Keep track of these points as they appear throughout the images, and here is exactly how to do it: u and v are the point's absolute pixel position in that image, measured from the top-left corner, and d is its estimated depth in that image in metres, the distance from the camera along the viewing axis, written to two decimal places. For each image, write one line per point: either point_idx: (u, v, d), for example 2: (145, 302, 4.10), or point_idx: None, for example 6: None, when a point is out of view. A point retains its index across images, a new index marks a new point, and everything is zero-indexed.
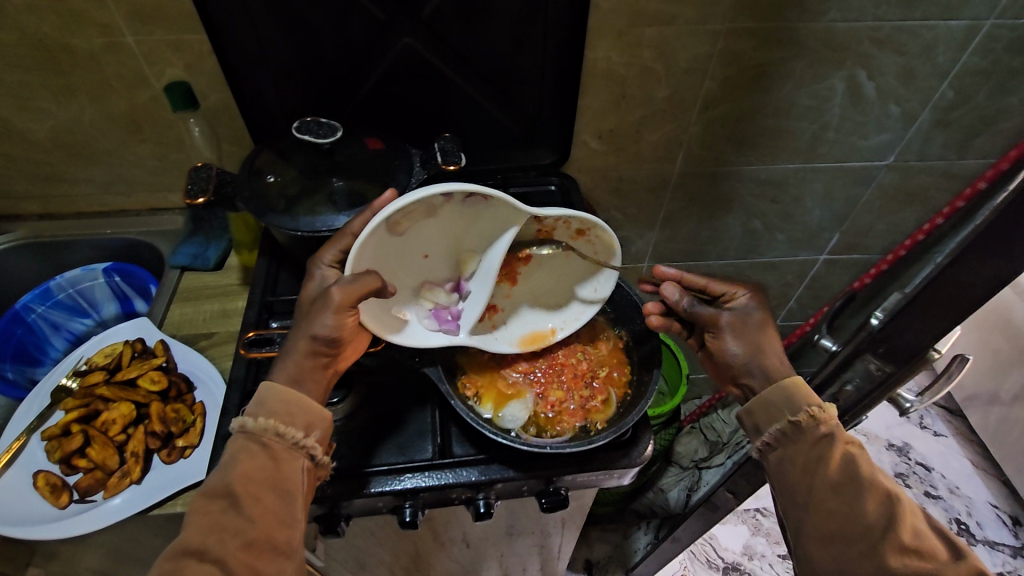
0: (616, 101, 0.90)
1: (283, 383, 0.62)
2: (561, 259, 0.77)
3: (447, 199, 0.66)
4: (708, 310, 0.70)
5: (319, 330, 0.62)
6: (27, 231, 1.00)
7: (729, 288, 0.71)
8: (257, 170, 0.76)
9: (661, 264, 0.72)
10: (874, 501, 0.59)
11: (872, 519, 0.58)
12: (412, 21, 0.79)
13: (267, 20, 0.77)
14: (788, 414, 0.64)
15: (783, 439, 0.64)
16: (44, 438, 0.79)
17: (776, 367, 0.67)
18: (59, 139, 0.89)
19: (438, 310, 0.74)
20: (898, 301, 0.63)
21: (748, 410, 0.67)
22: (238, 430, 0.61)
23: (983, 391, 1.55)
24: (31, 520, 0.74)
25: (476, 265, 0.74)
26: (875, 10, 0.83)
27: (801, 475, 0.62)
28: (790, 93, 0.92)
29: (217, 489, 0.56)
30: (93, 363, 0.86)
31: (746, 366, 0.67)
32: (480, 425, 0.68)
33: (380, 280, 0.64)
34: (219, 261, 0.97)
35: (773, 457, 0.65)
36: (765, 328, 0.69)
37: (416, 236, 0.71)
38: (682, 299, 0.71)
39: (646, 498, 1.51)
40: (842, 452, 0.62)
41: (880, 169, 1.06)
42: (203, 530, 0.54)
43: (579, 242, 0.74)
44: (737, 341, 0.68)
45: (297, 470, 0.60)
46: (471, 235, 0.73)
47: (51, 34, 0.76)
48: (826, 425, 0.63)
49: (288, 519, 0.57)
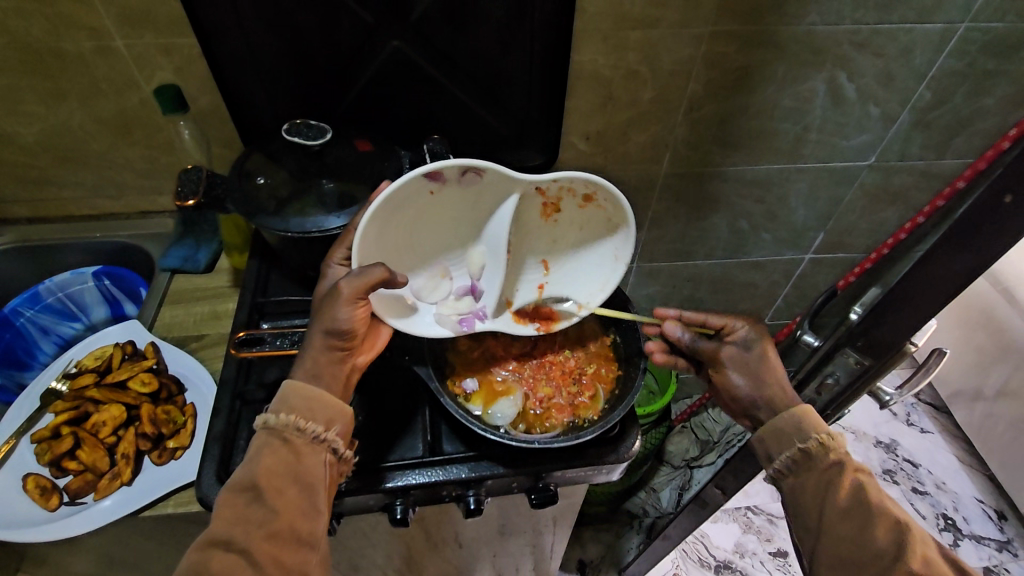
0: (603, 103, 0.92)
1: (304, 380, 0.63)
2: (574, 235, 0.75)
3: (442, 184, 0.67)
4: (707, 346, 0.72)
5: (335, 324, 0.63)
6: (15, 235, 1.00)
7: (728, 321, 0.71)
8: (247, 172, 0.77)
9: (661, 307, 0.75)
10: (884, 528, 0.60)
11: (884, 547, 0.59)
12: (401, 24, 0.80)
13: (256, 24, 0.78)
14: (798, 441, 0.64)
15: (794, 467, 0.64)
16: (34, 441, 0.79)
17: (780, 399, 0.67)
18: (49, 143, 0.89)
19: (461, 315, 0.75)
20: (877, 298, 0.66)
21: (759, 438, 0.67)
22: (261, 427, 0.61)
23: (967, 387, 1.57)
24: (19, 523, 0.74)
25: (488, 260, 0.74)
26: (854, 13, 0.85)
27: (813, 500, 0.63)
28: (773, 94, 0.93)
29: (243, 482, 0.57)
30: (83, 366, 0.86)
31: (752, 399, 0.69)
32: (469, 422, 0.69)
33: (386, 270, 0.63)
34: (209, 264, 0.98)
35: (786, 485, 0.65)
36: (767, 355, 0.69)
37: (420, 235, 0.72)
38: (683, 335, 0.72)
39: (637, 497, 1.54)
40: (853, 479, 0.62)
41: (861, 169, 1.08)
42: (229, 521, 0.55)
43: (589, 211, 0.72)
44: (738, 373, 0.69)
45: (318, 463, 0.60)
46: (474, 227, 0.74)
47: (40, 38, 0.77)
48: (836, 452, 0.63)
49: (311, 510, 0.58)
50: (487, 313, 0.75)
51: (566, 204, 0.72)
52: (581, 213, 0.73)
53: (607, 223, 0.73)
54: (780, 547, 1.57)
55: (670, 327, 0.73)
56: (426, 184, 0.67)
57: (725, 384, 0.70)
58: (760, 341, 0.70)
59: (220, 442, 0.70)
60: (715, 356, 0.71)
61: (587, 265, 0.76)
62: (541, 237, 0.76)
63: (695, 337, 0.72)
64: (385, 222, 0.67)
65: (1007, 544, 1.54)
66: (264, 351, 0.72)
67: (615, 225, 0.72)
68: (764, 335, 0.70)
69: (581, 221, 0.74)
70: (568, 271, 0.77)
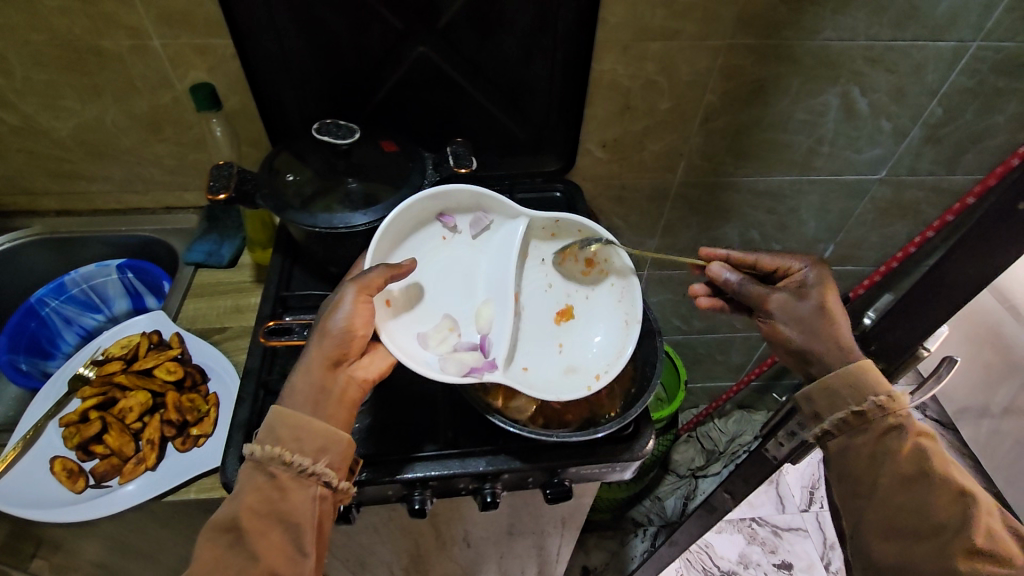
0: (620, 111, 0.94)
1: (292, 407, 0.62)
2: (583, 307, 0.82)
3: (454, 229, 0.82)
4: (756, 289, 0.70)
5: (329, 326, 0.66)
6: (43, 226, 1.02)
7: (787, 263, 0.72)
8: (276, 170, 0.79)
9: (707, 247, 0.77)
10: (945, 499, 0.60)
11: (945, 515, 0.60)
12: (428, 31, 0.83)
13: (289, 27, 0.80)
14: (852, 404, 0.63)
15: (848, 428, 0.64)
16: (62, 425, 0.81)
17: (833, 359, 0.64)
18: (82, 138, 0.92)
19: (468, 366, 0.73)
20: (890, 303, 0.69)
21: (807, 396, 0.66)
22: (247, 458, 0.61)
23: (974, 404, 1.58)
24: (46, 504, 0.76)
25: (495, 310, 0.78)
26: (868, 30, 0.87)
27: (868, 465, 0.63)
28: (787, 108, 0.96)
29: (224, 521, 0.57)
30: (111, 353, 0.88)
31: (802, 349, 0.66)
32: (491, 415, 0.71)
33: (384, 269, 0.69)
34: (232, 259, 0.99)
35: (834, 444, 0.65)
36: (825, 302, 0.67)
37: (433, 285, 0.80)
38: (730, 277, 0.72)
39: (642, 505, 1.58)
40: (913, 445, 0.62)
41: (872, 183, 1.10)
42: (208, 564, 0.55)
43: (590, 278, 0.83)
44: (790, 320, 0.67)
45: (305, 499, 0.60)
46: (484, 287, 0.81)
47: (80, 35, 0.79)
48: (894, 415, 0.61)
49: (295, 552, 0.58)
50: (498, 366, 0.73)
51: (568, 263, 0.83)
52: (585, 281, 0.83)
53: (610, 289, 0.81)
54: (784, 559, 1.57)
55: (716, 269, 0.73)
56: (440, 228, 0.82)
57: (777, 327, 0.67)
58: (819, 285, 0.68)
59: (244, 430, 0.72)
60: (765, 300, 0.69)
61: (593, 329, 0.80)
62: (549, 306, 0.82)
63: (745, 280, 0.70)
64: (399, 254, 0.79)
65: None
66: (292, 341, 0.74)
67: (619, 283, 0.80)
68: (826, 281, 0.68)
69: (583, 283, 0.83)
70: (579, 343, 0.80)
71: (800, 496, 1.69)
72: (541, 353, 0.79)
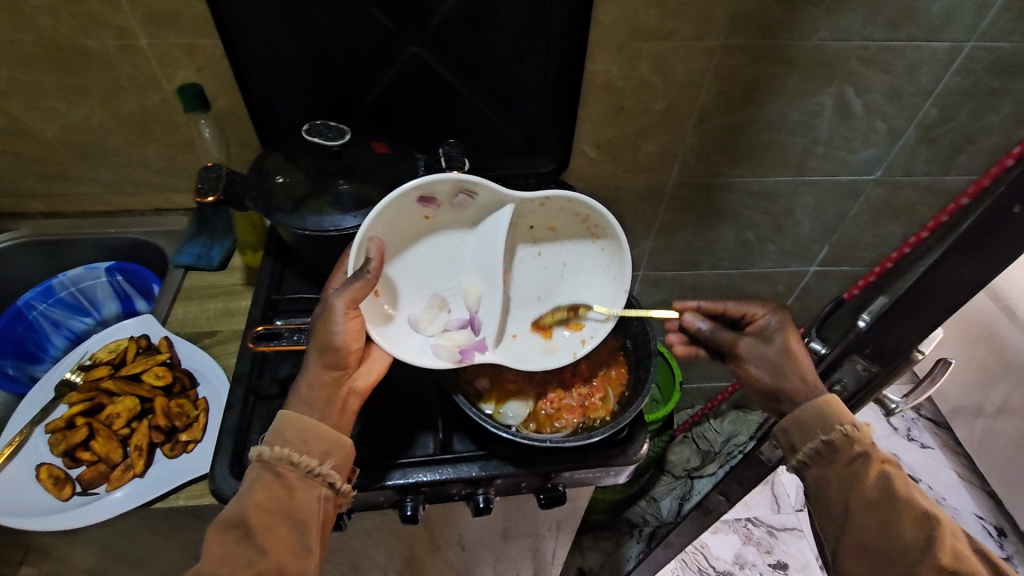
0: (614, 112, 0.93)
1: (298, 410, 0.63)
2: (570, 264, 0.79)
3: (436, 205, 0.74)
4: (727, 335, 0.76)
5: (330, 342, 0.64)
6: (31, 228, 1.01)
7: (751, 309, 0.76)
8: (266, 171, 0.78)
9: (680, 299, 0.79)
10: (910, 522, 0.62)
11: (910, 538, 0.62)
12: (420, 31, 0.82)
13: (278, 27, 0.79)
14: (821, 434, 0.66)
15: (819, 458, 0.67)
16: (48, 431, 0.80)
17: (800, 393, 0.70)
18: (69, 139, 0.90)
19: (460, 347, 0.73)
20: (885, 305, 0.67)
21: (783, 430, 0.69)
22: (255, 459, 0.61)
23: (968, 404, 1.58)
24: (31, 512, 0.75)
25: (484, 289, 0.76)
26: (863, 30, 0.86)
27: (839, 494, 0.65)
28: (781, 108, 0.95)
29: (232, 518, 0.58)
30: (98, 358, 0.87)
31: (775, 392, 0.71)
32: (482, 421, 0.70)
33: (369, 281, 0.65)
34: (222, 262, 0.98)
35: (810, 474, 0.68)
36: (789, 346, 0.73)
37: (416, 260, 0.76)
38: (702, 326, 0.78)
39: (637, 507, 1.57)
40: (878, 471, 0.64)
41: (867, 183, 1.10)
42: (217, 559, 0.56)
43: (578, 236, 0.77)
44: (759, 362, 0.74)
45: (312, 498, 0.61)
46: (470, 258, 0.77)
47: (65, 35, 0.78)
48: (861, 443, 0.65)
49: (301, 549, 0.59)
50: (487, 345, 0.73)
51: (558, 226, 0.77)
52: (573, 239, 0.78)
53: (597, 248, 0.77)
54: (780, 559, 1.57)
55: (690, 317, 0.78)
56: (420, 208, 0.73)
57: (753, 376, 0.74)
58: (783, 331, 0.74)
59: (233, 436, 0.71)
60: (734, 346, 0.76)
61: (582, 289, 0.78)
62: (534, 267, 0.79)
63: (716, 326, 0.77)
64: (381, 241, 0.72)
65: (1007, 561, 1.53)
66: (282, 347, 0.72)
67: (609, 250, 0.75)
68: (787, 327, 0.73)
69: (572, 247, 0.78)
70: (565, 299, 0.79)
71: (795, 496, 1.69)
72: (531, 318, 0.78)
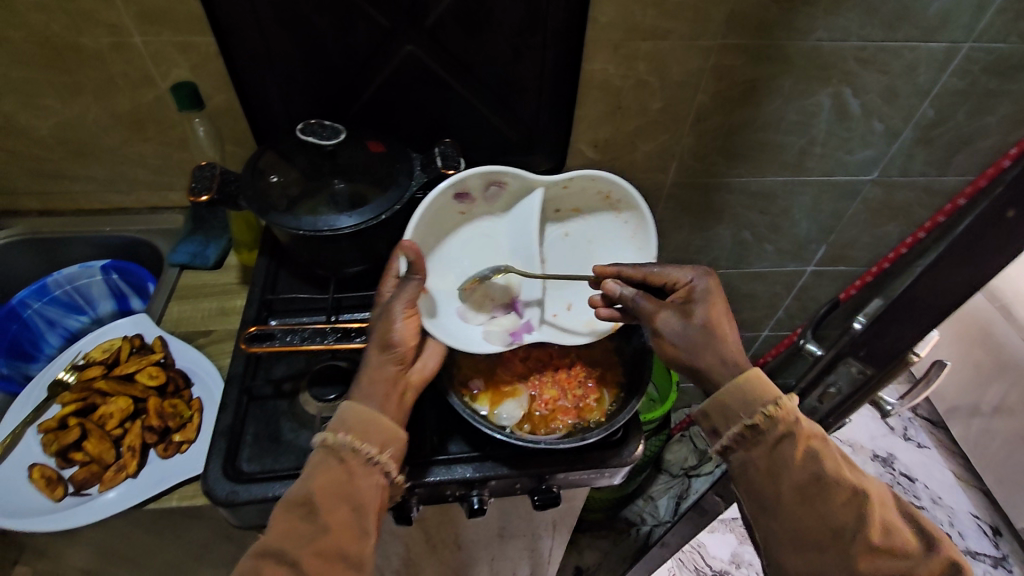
0: (611, 112, 0.93)
1: (362, 401, 0.63)
2: (596, 239, 0.81)
3: (471, 201, 0.79)
4: (647, 303, 0.69)
5: (388, 340, 0.65)
6: (25, 226, 1.00)
7: (675, 276, 0.70)
8: (260, 170, 0.77)
9: (601, 262, 0.73)
10: (841, 502, 0.60)
11: (843, 520, 0.60)
12: (416, 29, 0.81)
13: (273, 25, 0.79)
14: (745, 417, 0.62)
15: (744, 442, 0.63)
16: (41, 431, 0.80)
17: (721, 369, 0.64)
18: (62, 136, 0.90)
19: (509, 331, 0.76)
20: (880, 308, 0.66)
21: (704, 413, 0.65)
22: (319, 445, 0.61)
23: (964, 403, 1.58)
24: (24, 513, 0.74)
25: (524, 272, 0.78)
26: (860, 30, 0.86)
27: (766, 478, 0.61)
28: (779, 108, 0.95)
29: (296, 497, 0.58)
30: (91, 358, 0.87)
31: (693, 366, 0.65)
32: (475, 421, 0.69)
33: (421, 281, 0.67)
34: (217, 261, 0.98)
35: (736, 459, 0.63)
36: (711, 316, 0.66)
37: (456, 252, 0.79)
38: (625, 291, 0.71)
39: (635, 505, 1.59)
40: (805, 450, 0.61)
41: (864, 184, 1.10)
42: (282, 534, 0.56)
43: (599, 210, 0.81)
44: (675, 336, 0.66)
45: (372, 485, 0.60)
46: (505, 247, 0.80)
47: (59, 33, 0.78)
48: (784, 422, 0.61)
49: (359, 531, 0.58)
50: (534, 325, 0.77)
51: (581, 205, 0.81)
52: (595, 215, 0.81)
53: (618, 218, 0.80)
54: None
55: (611, 284, 0.72)
56: (456, 204, 0.79)
57: (668, 351, 0.67)
58: (706, 299, 0.67)
59: (227, 436, 0.71)
60: (653, 315, 0.68)
61: (612, 264, 0.80)
62: (564, 248, 0.82)
63: (639, 294, 0.70)
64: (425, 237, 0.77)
65: (1002, 560, 1.54)
66: (275, 347, 0.72)
67: (629, 218, 0.79)
68: (711, 295, 0.67)
69: (596, 222, 0.82)
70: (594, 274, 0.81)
71: None
72: (566, 295, 0.80)
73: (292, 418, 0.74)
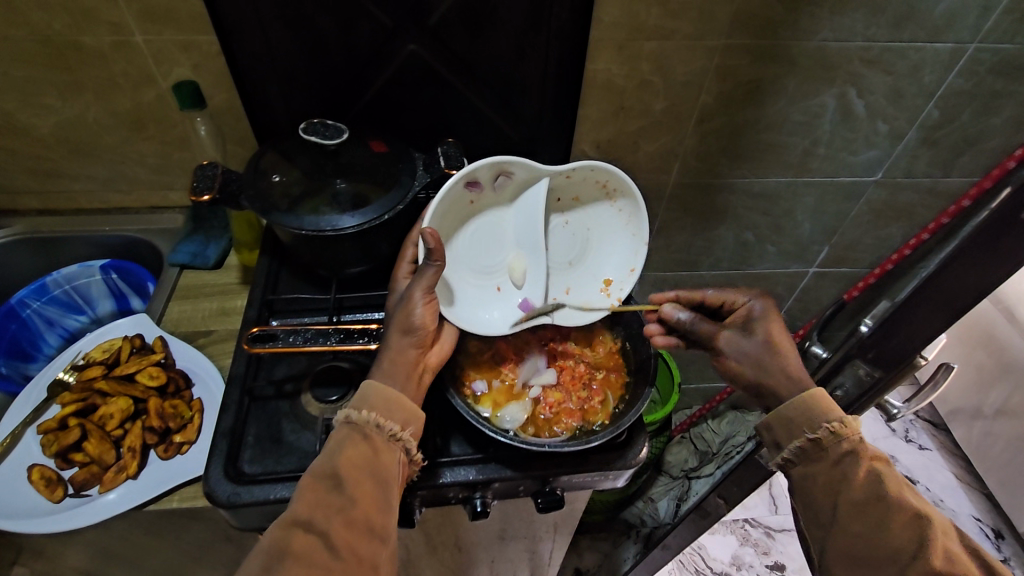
0: (615, 112, 0.92)
1: (383, 381, 0.64)
2: (595, 228, 0.80)
3: (478, 190, 0.76)
4: (707, 327, 0.73)
5: (410, 323, 0.66)
6: (25, 225, 1.00)
7: (731, 298, 0.74)
8: (261, 170, 0.77)
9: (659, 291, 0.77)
10: (902, 524, 0.59)
11: (902, 541, 0.59)
12: (419, 28, 0.81)
13: (275, 23, 0.78)
14: (807, 431, 0.64)
15: (805, 456, 0.64)
16: (40, 432, 0.79)
17: (783, 386, 0.67)
18: (63, 135, 0.89)
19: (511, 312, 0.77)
20: (887, 309, 0.66)
21: (766, 426, 0.67)
22: (343, 422, 0.62)
23: (966, 405, 1.58)
24: (23, 514, 0.74)
25: (528, 261, 0.78)
26: (866, 31, 0.86)
27: (826, 493, 0.62)
28: (783, 108, 0.94)
29: (323, 470, 0.58)
30: (91, 358, 0.86)
31: (755, 382, 0.69)
32: (479, 424, 0.69)
33: (440, 269, 0.66)
34: (218, 261, 0.97)
35: (795, 473, 0.65)
36: (771, 336, 0.69)
37: (463, 244, 0.77)
38: (682, 316, 0.73)
39: (635, 507, 1.55)
40: (866, 470, 0.61)
41: (868, 185, 1.10)
42: (311, 504, 0.55)
43: (599, 200, 0.79)
44: (737, 356, 0.70)
45: (395, 461, 0.61)
46: (510, 238, 0.79)
47: (59, 31, 0.77)
48: (848, 441, 0.62)
49: (385, 505, 0.58)
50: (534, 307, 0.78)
51: (582, 194, 0.79)
52: (596, 204, 0.79)
53: (616, 208, 0.79)
54: (777, 560, 1.56)
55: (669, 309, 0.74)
56: (466, 193, 0.75)
57: (728, 369, 0.71)
58: (764, 318, 0.71)
59: (227, 437, 0.70)
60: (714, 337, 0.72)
61: (609, 252, 0.80)
62: (565, 238, 0.81)
63: (696, 318, 0.73)
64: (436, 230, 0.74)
65: (1004, 563, 1.54)
66: (277, 348, 0.71)
67: (628, 208, 0.78)
68: (770, 315, 0.70)
69: (594, 211, 0.80)
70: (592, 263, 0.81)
71: None
72: (566, 281, 0.80)
73: (293, 419, 0.74)
